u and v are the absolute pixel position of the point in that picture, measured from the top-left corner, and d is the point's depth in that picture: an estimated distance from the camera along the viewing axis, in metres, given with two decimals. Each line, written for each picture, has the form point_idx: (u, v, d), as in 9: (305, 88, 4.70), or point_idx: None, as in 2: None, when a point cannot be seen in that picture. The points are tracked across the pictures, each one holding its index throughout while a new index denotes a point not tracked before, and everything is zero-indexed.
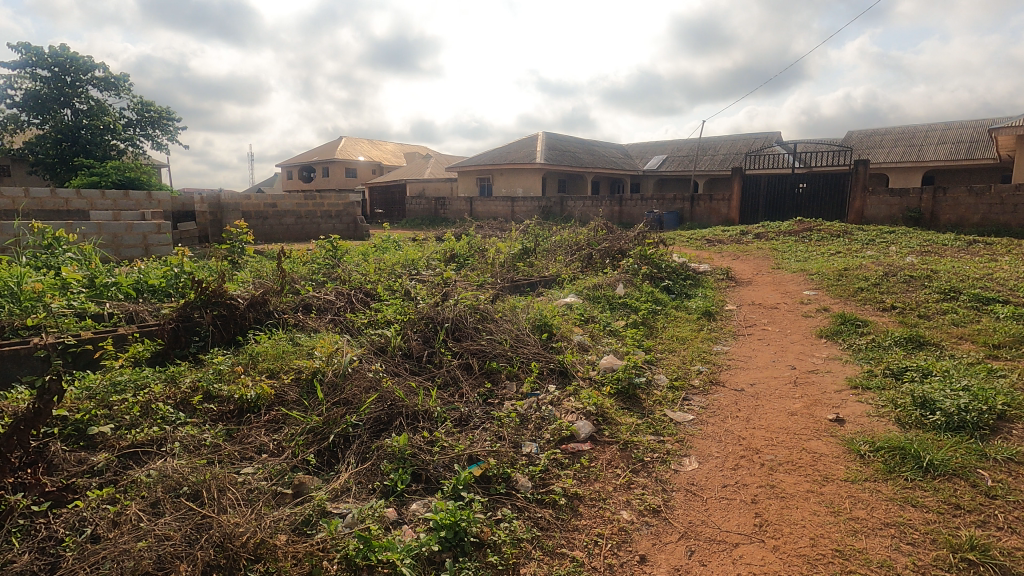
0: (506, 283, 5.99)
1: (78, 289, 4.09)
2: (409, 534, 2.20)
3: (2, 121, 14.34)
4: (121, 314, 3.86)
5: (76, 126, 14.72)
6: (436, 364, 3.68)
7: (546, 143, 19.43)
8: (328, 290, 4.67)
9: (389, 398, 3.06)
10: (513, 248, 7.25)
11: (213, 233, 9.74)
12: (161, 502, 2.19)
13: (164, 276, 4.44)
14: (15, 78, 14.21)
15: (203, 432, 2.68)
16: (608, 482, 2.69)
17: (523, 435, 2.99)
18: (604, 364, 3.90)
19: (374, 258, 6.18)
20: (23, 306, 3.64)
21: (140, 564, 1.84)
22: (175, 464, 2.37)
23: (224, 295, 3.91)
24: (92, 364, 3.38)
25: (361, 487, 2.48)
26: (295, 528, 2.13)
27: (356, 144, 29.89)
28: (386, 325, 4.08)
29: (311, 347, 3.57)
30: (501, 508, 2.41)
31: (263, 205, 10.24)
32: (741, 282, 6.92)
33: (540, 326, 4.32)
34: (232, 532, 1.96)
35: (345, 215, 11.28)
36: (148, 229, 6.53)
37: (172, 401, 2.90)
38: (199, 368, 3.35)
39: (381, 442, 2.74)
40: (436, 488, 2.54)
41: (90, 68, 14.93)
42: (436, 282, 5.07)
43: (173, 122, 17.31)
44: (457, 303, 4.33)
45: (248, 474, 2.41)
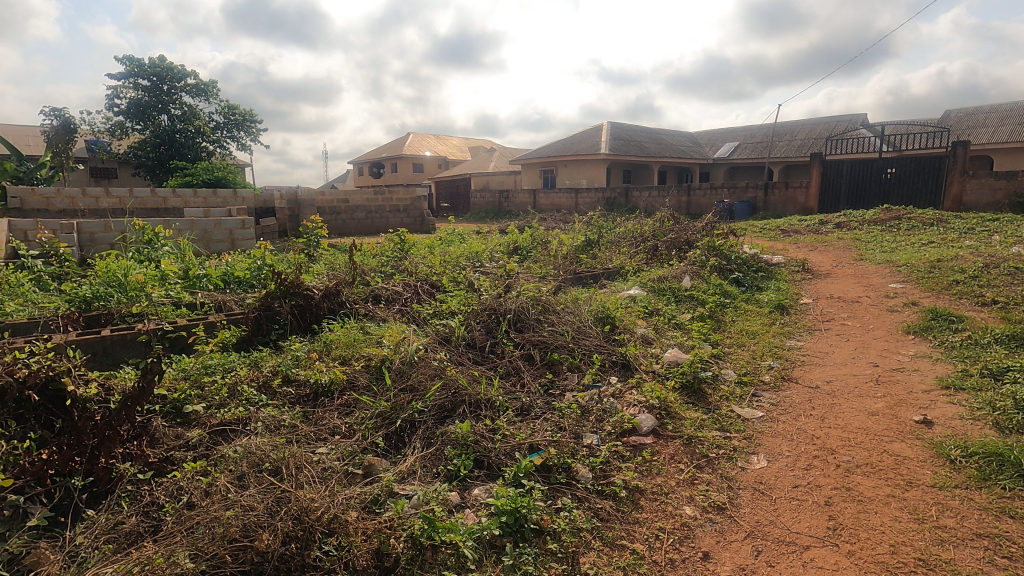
0: (569, 275, 5.98)
1: (175, 280, 4.48)
2: (471, 518, 2.27)
3: (111, 128, 15.83)
4: (211, 303, 4.20)
5: (172, 131, 15.99)
6: (498, 354, 3.74)
7: (611, 133, 19.11)
8: (396, 281, 4.84)
9: (453, 385, 3.16)
10: (576, 240, 7.21)
11: (292, 227, 10.33)
12: (246, 476, 2.37)
13: (248, 268, 4.77)
14: (121, 89, 15.61)
15: (282, 414, 2.88)
16: (671, 476, 2.64)
17: (584, 426, 2.99)
18: (668, 357, 3.82)
19: (439, 251, 6.34)
20: (130, 296, 4.04)
21: (228, 531, 1.99)
22: (259, 441, 2.56)
23: (301, 286, 4.14)
24: (187, 348, 3.68)
25: (425, 470, 2.58)
26: (365, 506, 2.26)
27: (423, 141, 30.63)
28: (450, 315, 4.19)
29: (380, 336, 3.73)
30: (561, 497, 2.43)
31: (336, 201, 10.74)
32: (818, 274, 6.53)
33: (603, 318, 4.29)
34: (308, 506, 2.08)
35: (412, 209, 11.60)
36: (234, 225, 7.00)
37: (256, 383, 3.12)
38: (279, 354, 3.58)
39: (445, 429, 2.84)
40: (498, 475, 2.60)
41: (183, 77, 16.18)
42: (499, 274, 5.13)
43: (256, 124, 18.43)
44: (520, 294, 4.37)
45: (322, 454, 2.56)
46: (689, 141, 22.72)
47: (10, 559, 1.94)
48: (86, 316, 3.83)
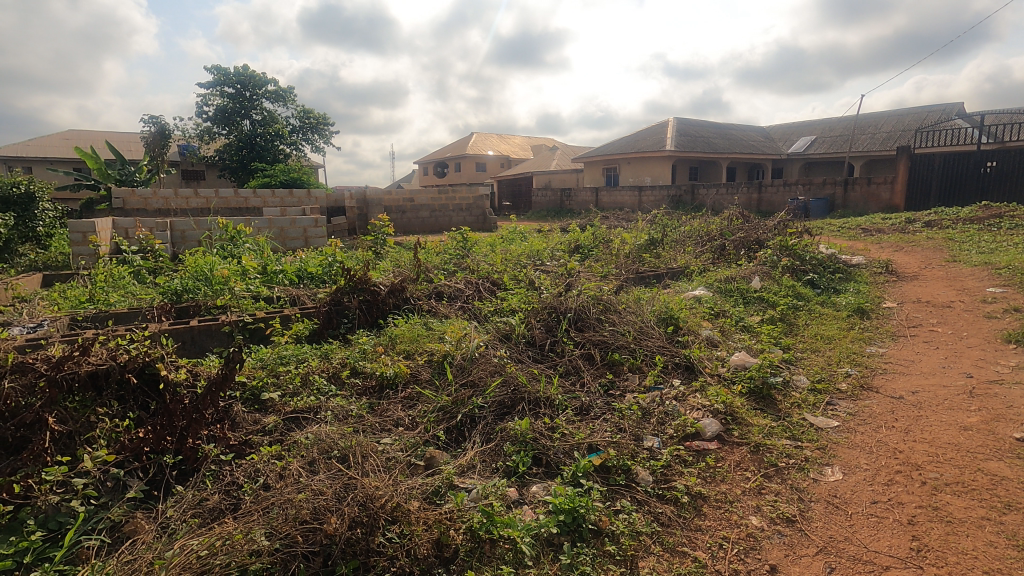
0: (631, 274, 5.87)
1: (255, 275, 4.77)
2: (530, 514, 2.29)
3: (200, 134, 17.05)
4: (287, 297, 4.44)
5: (253, 135, 17.02)
6: (558, 352, 3.73)
7: (677, 129, 18.60)
8: (458, 278, 4.94)
9: (513, 382, 3.19)
10: (639, 239, 7.06)
11: (360, 226, 10.73)
12: (316, 461, 2.49)
13: (320, 264, 5.01)
14: (209, 96, 16.77)
15: (350, 404, 3.01)
16: (736, 484, 2.55)
17: (645, 428, 2.93)
18: (735, 361, 3.68)
19: (501, 249, 6.40)
20: (215, 289, 4.34)
21: (300, 512, 2.10)
22: (328, 430, 2.69)
23: (368, 282, 4.31)
24: (264, 340, 3.90)
25: (485, 465, 2.62)
26: (427, 497, 2.32)
27: (486, 141, 30.99)
28: (510, 313, 4.23)
29: (442, 332, 3.82)
30: (621, 499, 2.40)
31: (402, 200, 11.07)
32: (904, 276, 6.08)
33: (666, 319, 4.19)
34: (373, 494, 2.17)
35: (475, 207, 11.77)
36: (308, 223, 7.38)
37: (326, 374, 3.28)
38: (348, 347, 3.75)
39: (504, 425, 2.87)
40: (556, 473, 2.60)
41: (264, 84, 17.19)
42: (560, 272, 5.12)
43: (329, 127, 19.29)
44: (581, 293, 4.34)
45: (387, 444, 2.66)
46: (760, 136, 21.73)
47: (112, 526, 2.14)
48: (177, 307, 4.15)
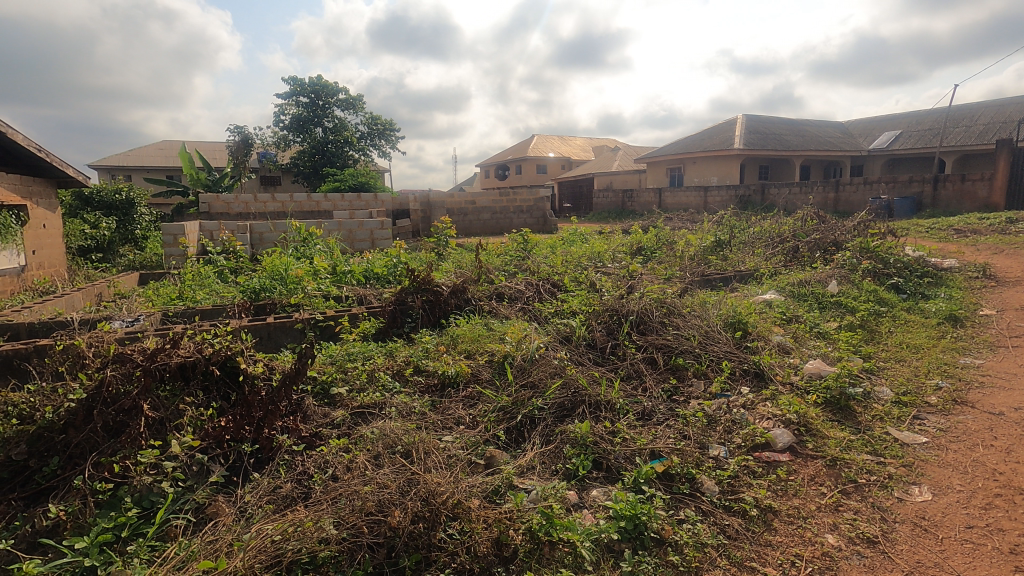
0: (696, 276, 5.69)
1: (325, 275, 5.00)
2: (590, 519, 2.26)
3: (277, 141, 18.06)
4: (354, 297, 4.62)
5: (324, 142, 17.85)
6: (620, 356, 3.67)
7: (747, 126, 17.86)
8: (519, 280, 4.96)
9: (574, 385, 3.17)
10: (705, 241, 6.83)
11: (423, 228, 11.00)
12: (381, 456, 2.57)
13: (386, 265, 5.18)
14: (285, 106, 17.73)
15: (413, 401, 3.08)
16: (810, 499, 2.41)
17: (711, 437, 2.83)
18: (809, 369, 3.48)
19: (561, 251, 6.36)
20: (290, 288, 4.58)
21: (365, 505, 2.17)
22: (392, 426, 2.77)
23: (431, 283, 4.42)
24: (334, 337, 4.06)
25: (545, 466, 2.61)
26: (487, 496, 2.34)
27: (547, 143, 31.00)
28: (571, 315, 4.21)
29: (503, 333, 3.84)
30: (685, 509, 2.32)
31: (464, 203, 11.26)
32: (1004, 281, 5.55)
33: (733, 323, 4.03)
34: (435, 490, 2.21)
35: (535, 209, 11.81)
36: (374, 226, 7.66)
37: (390, 371, 3.38)
38: (411, 345, 3.85)
39: (564, 427, 2.85)
40: (617, 479, 2.56)
41: (335, 93, 18.00)
42: (621, 274, 5.03)
43: (395, 132, 19.93)
44: (643, 296, 4.25)
45: (448, 442, 2.71)
46: (838, 131, 20.51)
47: (197, 507, 2.30)
48: (255, 305, 4.40)
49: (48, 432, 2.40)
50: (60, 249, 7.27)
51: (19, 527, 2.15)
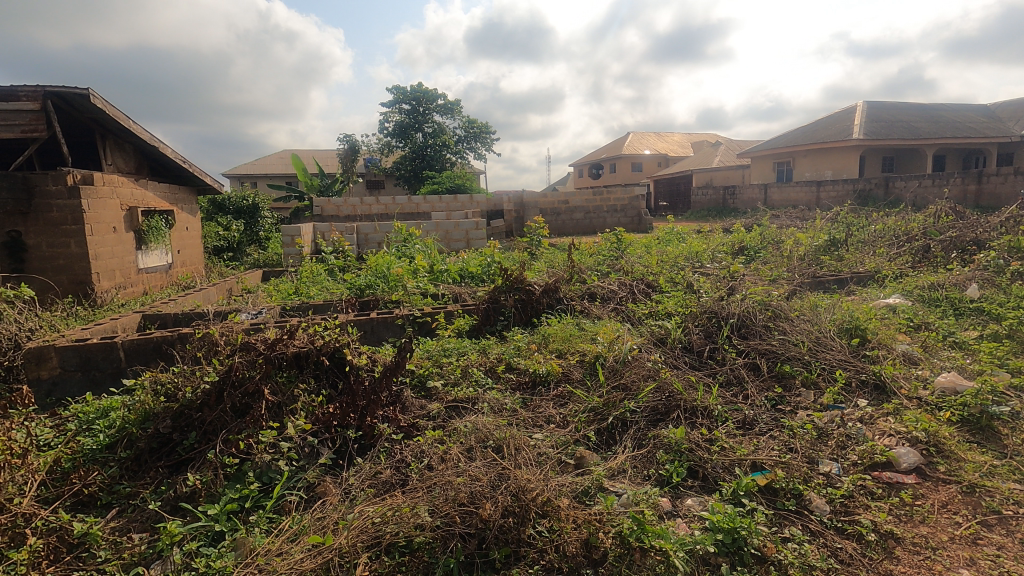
0: (806, 278, 5.27)
1: (424, 273, 5.23)
2: (684, 528, 2.17)
3: (381, 147, 19.15)
4: (450, 294, 4.78)
5: (424, 146, 18.65)
6: (718, 361, 3.50)
7: (868, 114, 16.26)
8: (612, 280, 4.88)
9: (668, 389, 3.07)
10: (817, 240, 6.30)
11: (517, 228, 11.15)
12: (473, 449, 2.64)
13: (480, 264, 5.31)
14: (389, 114, 18.75)
15: (505, 398, 3.14)
16: (941, 529, 2.15)
17: (822, 452, 2.61)
18: (942, 383, 3.10)
19: (657, 251, 6.15)
20: (391, 286, 4.85)
21: (458, 495, 2.24)
22: (485, 421, 2.84)
23: (524, 282, 4.47)
24: (430, 332, 4.23)
25: (636, 471, 2.55)
26: (576, 496, 2.33)
27: (643, 140, 30.20)
28: (666, 316, 4.07)
29: (594, 333, 3.80)
30: (790, 527, 2.17)
31: (557, 202, 11.27)
32: None
33: (850, 329, 3.69)
34: (525, 486, 2.23)
35: (630, 209, 11.56)
36: (469, 226, 7.90)
37: (484, 368, 3.47)
38: (504, 343, 3.92)
39: (657, 432, 2.77)
40: (714, 489, 2.44)
41: (434, 98, 18.76)
42: (721, 275, 4.78)
43: (490, 135, 20.38)
44: (746, 298, 4.01)
45: (539, 440, 2.72)
46: (983, 115, 18.08)
47: (308, 486, 2.50)
48: (360, 301, 4.70)
49: (188, 409, 2.73)
50: (199, 249, 8.20)
51: (164, 491, 2.46)
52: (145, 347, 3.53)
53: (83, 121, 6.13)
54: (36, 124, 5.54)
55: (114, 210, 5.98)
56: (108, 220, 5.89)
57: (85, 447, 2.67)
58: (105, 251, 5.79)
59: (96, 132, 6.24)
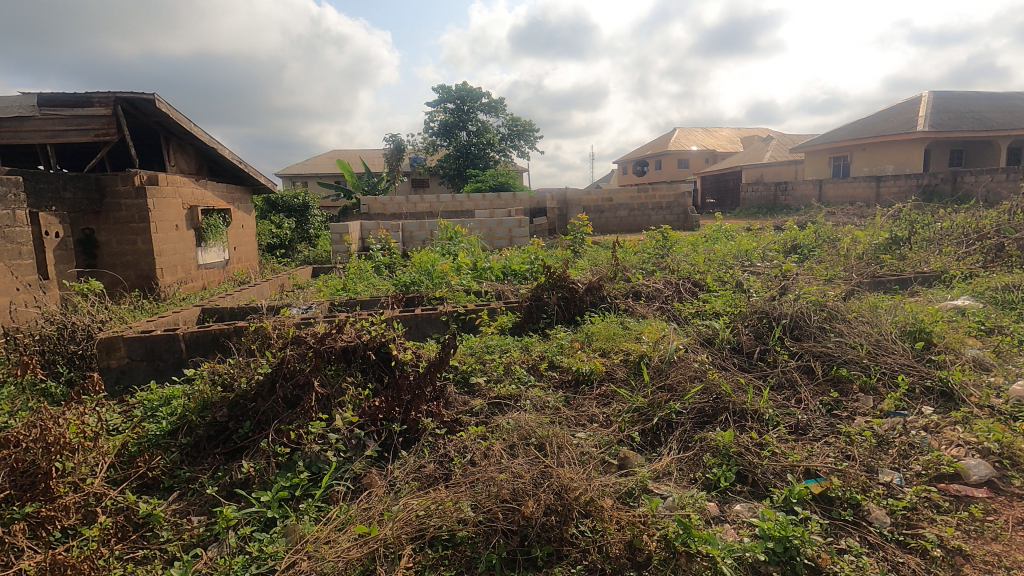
0: (865, 278, 5.02)
1: (467, 271, 5.27)
2: (732, 535, 2.11)
3: (426, 146, 19.44)
4: (493, 292, 4.80)
5: (468, 145, 18.81)
6: (769, 363, 3.38)
7: (935, 105, 15.34)
8: (657, 278, 4.79)
9: (715, 390, 2.99)
10: (877, 238, 5.99)
11: (560, 226, 11.09)
12: (516, 446, 2.64)
13: (523, 262, 5.31)
14: (434, 114, 19.02)
15: (548, 396, 3.13)
16: (1016, 547, 2.00)
17: (882, 460, 2.48)
18: (1018, 392, 2.89)
19: (704, 249, 5.99)
20: (436, 283, 4.91)
21: (500, 491, 2.23)
22: (527, 418, 2.83)
23: (567, 279, 4.43)
24: (474, 329, 4.25)
25: (682, 474, 2.49)
26: (620, 497, 2.29)
27: (691, 135, 29.48)
28: (714, 316, 3.96)
29: (639, 332, 3.73)
30: (846, 538, 2.07)
31: (601, 200, 11.15)
32: None
33: (913, 332, 3.49)
34: (568, 485, 2.20)
35: (676, 206, 11.31)
36: (513, 224, 7.92)
37: (526, 365, 3.47)
38: (547, 341, 3.90)
39: (704, 435, 2.70)
40: (764, 495, 2.36)
41: (479, 97, 18.88)
42: (772, 275, 4.62)
43: (533, 133, 20.36)
44: (799, 298, 3.85)
45: (582, 438, 2.70)
46: None
47: (355, 477, 2.56)
48: (406, 297, 4.78)
49: (243, 399, 2.86)
50: (253, 246, 8.53)
51: (221, 477, 2.57)
52: (204, 339, 3.70)
53: (148, 124, 6.46)
54: (107, 128, 5.91)
55: (176, 209, 6.30)
56: (171, 218, 6.21)
57: (149, 432, 2.82)
58: (168, 248, 6.10)
59: (161, 135, 6.58)
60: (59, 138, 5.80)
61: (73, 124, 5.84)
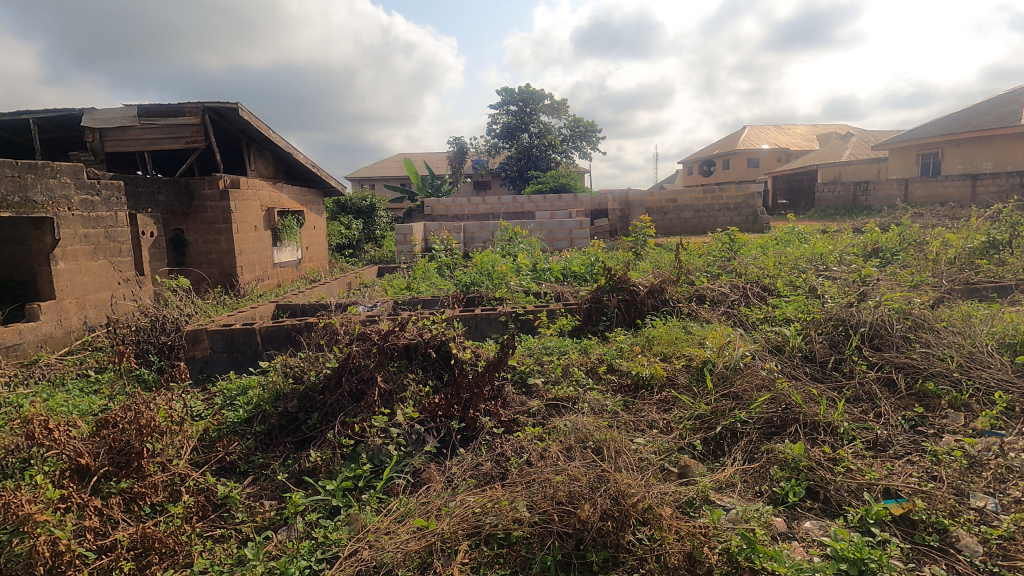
0: (957, 284, 4.64)
1: (527, 272, 5.30)
2: (800, 553, 2.00)
3: (489, 149, 19.68)
4: (552, 293, 4.79)
5: (529, 146, 18.87)
6: (845, 373, 3.18)
7: None
8: (723, 282, 4.62)
9: (785, 400, 2.84)
10: (972, 240, 5.50)
11: (621, 228, 10.93)
12: (573, 448, 2.61)
13: (583, 264, 5.27)
14: (497, 116, 19.22)
15: (606, 399, 3.09)
16: None
17: (974, 484, 2.28)
18: None
19: (774, 252, 5.73)
20: (496, 284, 4.97)
21: (556, 493, 2.21)
22: (585, 421, 2.81)
23: (627, 282, 4.35)
24: (532, 330, 4.25)
25: (746, 486, 2.39)
26: (680, 506, 2.23)
27: (762, 133, 28.24)
28: (784, 323, 3.78)
29: (703, 337, 3.62)
30: (931, 565, 1.91)
31: (665, 201, 10.90)
32: None
33: (1013, 345, 3.18)
34: (626, 491, 2.15)
35: (744, 207, 10.87)
36: (573, 225, 7.88)
37: (584, 368, 3.44)
38: (606, 344, 3.85)
39: (772, 446, 2.58)
40: (837, 514, 2.22)
41: (541, 99, 18.92)
42: (849, 280, 4.35)
43: (596, 133, 20.17)
44: (880, 305, 3.60)
45: (640, 444, 2.64)
46: None
47: (414, 471, 2.62)
48: (467, 297, 4.86)
49: (312, 391, 3.02)
50: (323, 246, 8.94)
51: (291, 465, 2.70)
52: (278, 334, 3.91)
53: (232, 131, 6.90)
54: (196, 136, 6.36)
55: (255, 211, 6.70)
56: (251, 220, 6.62)
57: (228, 419, 3.02)
58: (247, 247, 6.51)
59: (243, 141, 7.02)
60: (155, 145, 6.31)
61: (166, 132, 6.34)
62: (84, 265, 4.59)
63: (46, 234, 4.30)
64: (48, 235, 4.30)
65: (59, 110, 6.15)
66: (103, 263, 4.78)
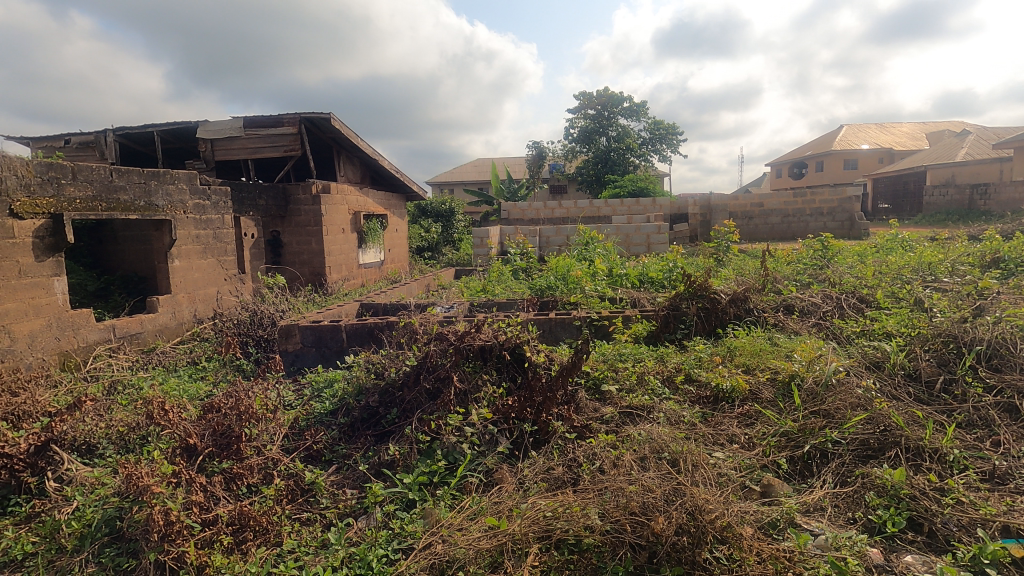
0: None
1: (603, 277, 5.23)
2: None
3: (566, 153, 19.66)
4: (628, 299, 4.70)
5: (607, 150, 18.63)
6: (956, 396, 2.88)
7: None
8: (814, 292, 4.34)
9: (883, 421, 2.62)
10: None
11: (703, 233, 10.54)
12: (647, 458, 2.55)
13: (661, 270, 5.14)
14: (574, 120, 19.16)
15: (683, 410, 2.98)
16: None
17: None
18: None
19: (873, 261, 5.31)
20: (571, 288, 4.96)
21: (629, 503, 2.16)
22: (660, 431, 2.73)
23: (708, 289, 4.17)
24: (607, 335, 4.19)
25: (837, 511, 2.23)
26: (761, 527, 2.11)
27: (861, 132, 26.23)
28: (883, 337, 3.49)
29: (790, 350, 3.41)
30: None
31: (750, 205, 10.40)
32: None
33: None
34: (703, 506, 2.06)
35: (840, 212, 10.15)
36: (651, 230, 7.71)
37: (660, 376, 3.34)
38: (684, 352, 3.73)
39: (867, 470, 2.39)
40: (944, 550, 2.02)
41: (620, 101, 18.64)
42: (963, 292, 3.94)
43: (677, 136, 19.60)
44: (1000, 321, 3.24)
45: (719, 458, 2.53)
46: None
47: (487, 471, 2.66)
48: (541, 301, 4.88)
49: (392, 388, 3.16)
50: (404, 248, 9.29)
51: (371, 457, 2.82)
52: (361, 331, 4.11)
53: (325, 140, 7.35)
54: (294, 145, 6.86)
55: (343, 214, 7.09)
56: (339, 223, 7.01)
57: (316, 410, 3.22)
58: (336, 248, 6.90)
59: (334, 149, 7.47)
60: (258, 154, 6.86)
61: (268, 142, 6.88)
62: (195, 263, 5.06)
63: (165, 235, 4.78)
64: (167, 235, 4.78)
65: (176, 123, 6.82)
66: (211, 261, 5.25)
